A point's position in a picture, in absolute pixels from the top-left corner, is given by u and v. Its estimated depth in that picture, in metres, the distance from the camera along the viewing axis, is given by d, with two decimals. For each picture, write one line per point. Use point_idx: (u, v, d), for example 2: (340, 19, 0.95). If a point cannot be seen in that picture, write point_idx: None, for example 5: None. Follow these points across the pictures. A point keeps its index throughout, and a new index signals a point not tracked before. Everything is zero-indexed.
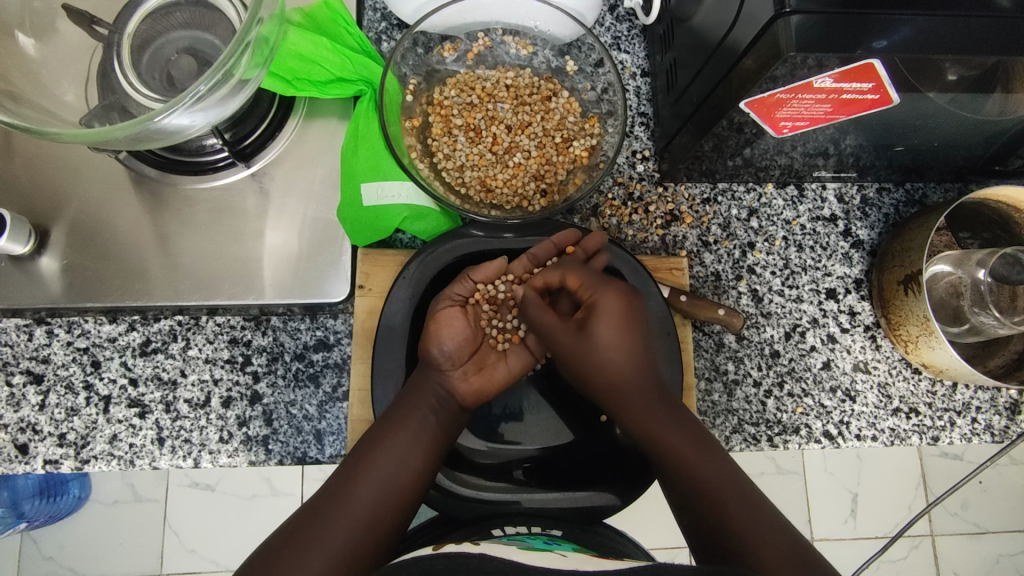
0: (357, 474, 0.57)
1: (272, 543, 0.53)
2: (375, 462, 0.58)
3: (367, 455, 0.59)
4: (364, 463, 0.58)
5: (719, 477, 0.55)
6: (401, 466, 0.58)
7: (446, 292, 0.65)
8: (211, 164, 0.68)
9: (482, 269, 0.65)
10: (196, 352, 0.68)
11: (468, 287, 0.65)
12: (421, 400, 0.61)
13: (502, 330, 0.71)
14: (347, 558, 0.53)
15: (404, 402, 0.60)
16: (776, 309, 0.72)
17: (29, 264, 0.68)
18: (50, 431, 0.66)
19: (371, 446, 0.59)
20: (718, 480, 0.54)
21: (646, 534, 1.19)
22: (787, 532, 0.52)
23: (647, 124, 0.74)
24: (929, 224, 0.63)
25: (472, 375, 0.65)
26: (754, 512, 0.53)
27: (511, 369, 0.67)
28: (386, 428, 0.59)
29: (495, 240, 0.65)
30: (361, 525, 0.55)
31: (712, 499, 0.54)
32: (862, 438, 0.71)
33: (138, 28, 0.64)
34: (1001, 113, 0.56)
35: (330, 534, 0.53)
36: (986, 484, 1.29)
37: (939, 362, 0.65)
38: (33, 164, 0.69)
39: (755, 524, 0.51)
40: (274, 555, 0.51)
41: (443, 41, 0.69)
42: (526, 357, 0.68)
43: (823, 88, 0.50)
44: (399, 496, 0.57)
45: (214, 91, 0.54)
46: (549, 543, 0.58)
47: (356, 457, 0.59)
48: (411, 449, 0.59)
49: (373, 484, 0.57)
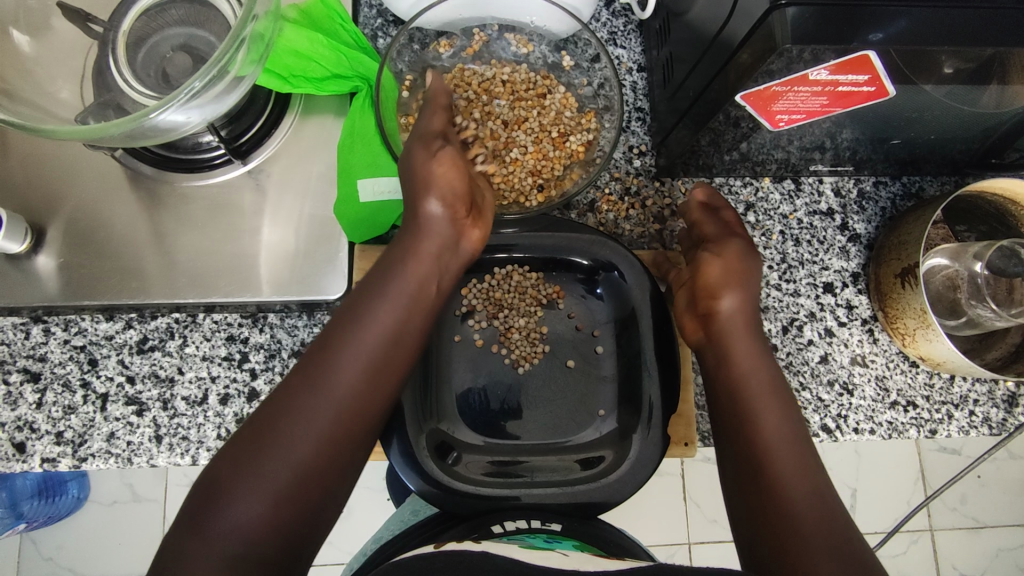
0: (313, 379, 0.50)
1: (217, 466, 0.48)
2: (331, 365, 0.51)
3: (324, 356, 0.52)
4: (319, 368, 0.51)
5: (799, 475, 0.53)
6: (374, 348, 0.53)
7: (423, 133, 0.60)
8: (208, 161, 0.68)
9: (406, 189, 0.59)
10: (194, 349, 0.68)
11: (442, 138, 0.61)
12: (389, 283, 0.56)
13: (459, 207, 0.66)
14: (303, 468, 0.48)
15: (370, 295, 0.55)
16: (774, 303, 0.72)
17: (25, 263, 0.68)
18: (47, 429, 0.66)
19: (327, 350, 0.52)
20: (797, 471, 0.53)
21: (645, 530, 1.18)
22: (836, 516, 0.50)
23: (644, 119, 0.74)
24: (926, 216, 0.63)
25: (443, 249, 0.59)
26: (815, 499, 0.51)
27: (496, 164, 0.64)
28: (346, 325, 0.53)
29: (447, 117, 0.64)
30: (319, 436, 0.49)
31: (776, 496, 0.52)
32: (860, 431, 0.71)
33: (133, 25, 0.64)
34: (998, 106, 0.56)
35: (285, 453, 0.48)
36: (984, 478, 1.30)
37: (937, 355, 0.65)
38: (28, 162, 0.69)
39: (816, 515, 0.50)
40: (223, 481, 0.46)
41: (439, 37, 0.70)
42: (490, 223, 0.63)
43: (819, 80, 0.50)
44: (355, 399, 0.51)
45: (209, 86, 0.54)
46: (550, 539, 0.58)
47: (312, 359, 0.52)
48: (373, 350, 0.53)
49: (331, 390, 0.50)
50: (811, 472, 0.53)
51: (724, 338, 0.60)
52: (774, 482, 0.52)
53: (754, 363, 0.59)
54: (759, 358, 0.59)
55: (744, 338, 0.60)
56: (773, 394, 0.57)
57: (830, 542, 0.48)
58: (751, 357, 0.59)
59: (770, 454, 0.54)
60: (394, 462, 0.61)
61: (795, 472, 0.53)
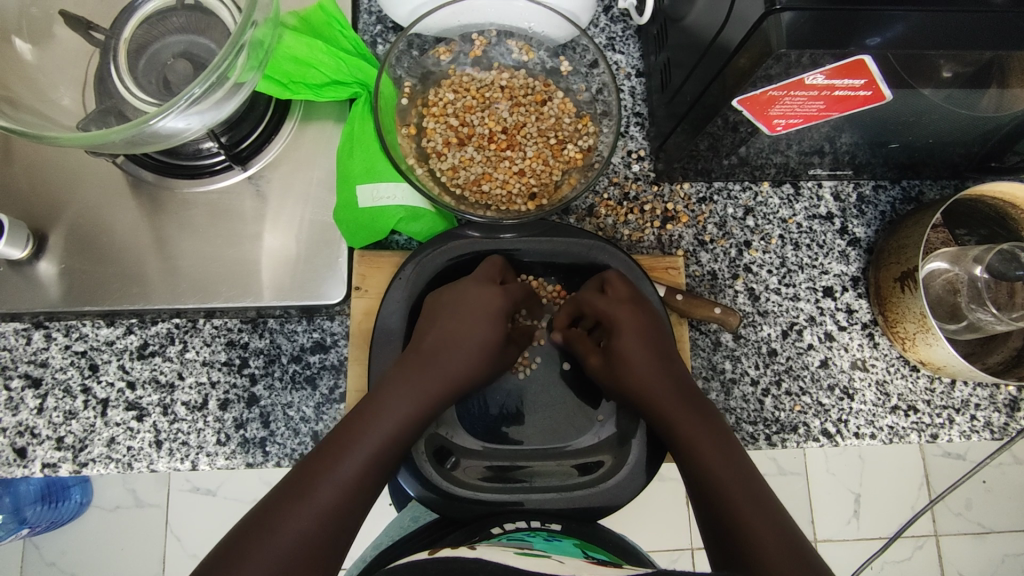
0: (338, 448, 0.57)
1: (232, 539, 0.51)
2: (359, 437, 0.58)
3: (346, 435, 0.58)
4: (350, 435, 0.58)
5: (731, 472, 0.57)
6: (399, 413, 0.60)
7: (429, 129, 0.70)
8: (208, 168, 0.69)
9: (488, 263, 0.66)
10: (194, 355, 0.68)
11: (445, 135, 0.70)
12: (419, 376, 0.62)
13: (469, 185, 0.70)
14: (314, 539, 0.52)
15: (401, 383, 0.61)
16: (773, 307, 0.72)
17: (27, 269, 0.68)
18: (48, 434, 0.66)
19: (354, 426, 0.59)
20: (729, 473, 0.57)
21: (648, 536, 1.17)
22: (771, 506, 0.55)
23: (642, 123, 0.75)
24: (925, 220, 0.63)
25: (476, 345, 0.65)
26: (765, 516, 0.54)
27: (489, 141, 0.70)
28: (376, 404, 0.59)
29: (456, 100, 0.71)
30: (332, 504, 0.54)
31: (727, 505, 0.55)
32: (861, 436, 0.71)
33: (134, 32, 0.65)
34: (997, 109, 0.56)
35: (300, 515, 0.53)
36: (990, 483, 1.29)
37: (937, 359, 0.65)
38: (30, 168, 0.69)
39: (766, 518, 0.53)
40: (241, 547, 0.50)
41: (438, 43, 0.70)
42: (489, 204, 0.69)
43: (815, 84, 0.50)
44: (383, 467, 0.58)
45: (209, 93, 0.55)
46: (549, 541, 0.57)
47: (344, 428, 0.59)
48: (403, 424, 0.60)
49: (353, 460, 0.57)
50: (742, 466, 0.58)
51: (621, 357, 0.64)
52: (719, 495, 0.56)
53: (657, 379, 0.63)
54: (654, 369, 0.63)
55: (638, 352, 0.64)
56: (679, 403, 0.61)
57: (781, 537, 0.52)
58: (649, 370, 0.63)
59: (701, 458, 0.58)
60: (394, 470, 0.62)
61: (727, 469, 0.58)
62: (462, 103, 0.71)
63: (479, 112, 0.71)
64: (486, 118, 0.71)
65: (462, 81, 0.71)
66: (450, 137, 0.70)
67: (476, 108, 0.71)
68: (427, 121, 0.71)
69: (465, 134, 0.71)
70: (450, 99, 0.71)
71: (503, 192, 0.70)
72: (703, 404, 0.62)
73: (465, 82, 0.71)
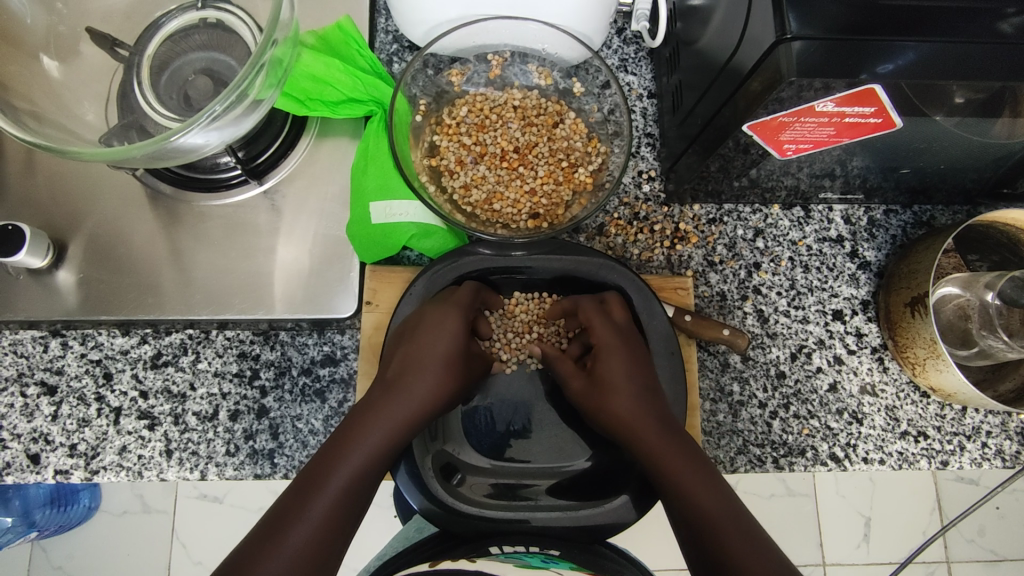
0: (333, 455, 0.57)
1: (255, 535, 0.52)
2: (342, 457, 0.57)
3: (349, 429, 0.59)
4: (333, 458, 0.57)
5: (722, 508, 0.55)
6: (397, 408, 0.60)
7: (442, 147, 0.71)
8: (225, 181, 0.70)
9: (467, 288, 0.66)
10: (205, 366, 0.69)
11: (459, 153, 0.71)
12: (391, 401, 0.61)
13: (478, 202, 0.71)
14: (322, 531, 0.53)
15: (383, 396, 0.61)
16: (782, 330, 0.72)
17: (46, 278, 0.70)
18: (62, 441, 0.67)
19: (349, 425, 0.59)
20: (718, 509, 0.55)
21: (653, 555, 1.16)
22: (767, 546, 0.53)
23: (653, 144, 0.75)
24: (937, 246, 0.63)
25: (439, 360, 0.63)
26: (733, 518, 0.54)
27: (501, 160, 0.71)
28: (366, 412, 0.60)
29: (470, 119, 0.72)
30: (336, 495, 0.55)
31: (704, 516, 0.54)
32: (869, 461, 0.71)
33: (158, 50, 0.66)
34: (1009, 136, 0.56)
35: (303, 521, 0.53)
36: (1003, 510, 1.26)
37: (947, 385, 0.64)
38: (52, 180, 0.71)
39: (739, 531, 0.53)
40: (253, 551, 0.51)
41: (453, 64, 0.71)
42: (500, 222, 0.70)
43: (825, 111, 0.50)
44: (372, 475, 0.58)
45: (229, 110, 0.56)
46: (547, 562, 0.61)
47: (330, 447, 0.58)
48: (393, 428, 0.60)
49: (343, 473, 0.57)
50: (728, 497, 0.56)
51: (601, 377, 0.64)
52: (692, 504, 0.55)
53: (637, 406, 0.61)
54: (631, 401, 0.62)
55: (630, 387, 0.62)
56: (663, 431, 0.59)
57: (765, 563, 0.51)
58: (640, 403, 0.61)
59: (681, 484, 0.56)
60: (399, 481, 0.62)
61: (716, 502, 0.55)
62: (475, 120, 0.72)
63: (494, 131, 0.72)
64: (501, 137, 0.72)
65: (479, 99, 0.72)
66: (462, 153, 0.71)
67: (489, 126, 0.72)
68: (438, 139, 0.71)
69: (478, 151, 0.71)
70: (465, 118, 0.72)
71: (512, 211, 0.71)
72: (688, 439, 0.60)
73: (480, 100, 0.72)
